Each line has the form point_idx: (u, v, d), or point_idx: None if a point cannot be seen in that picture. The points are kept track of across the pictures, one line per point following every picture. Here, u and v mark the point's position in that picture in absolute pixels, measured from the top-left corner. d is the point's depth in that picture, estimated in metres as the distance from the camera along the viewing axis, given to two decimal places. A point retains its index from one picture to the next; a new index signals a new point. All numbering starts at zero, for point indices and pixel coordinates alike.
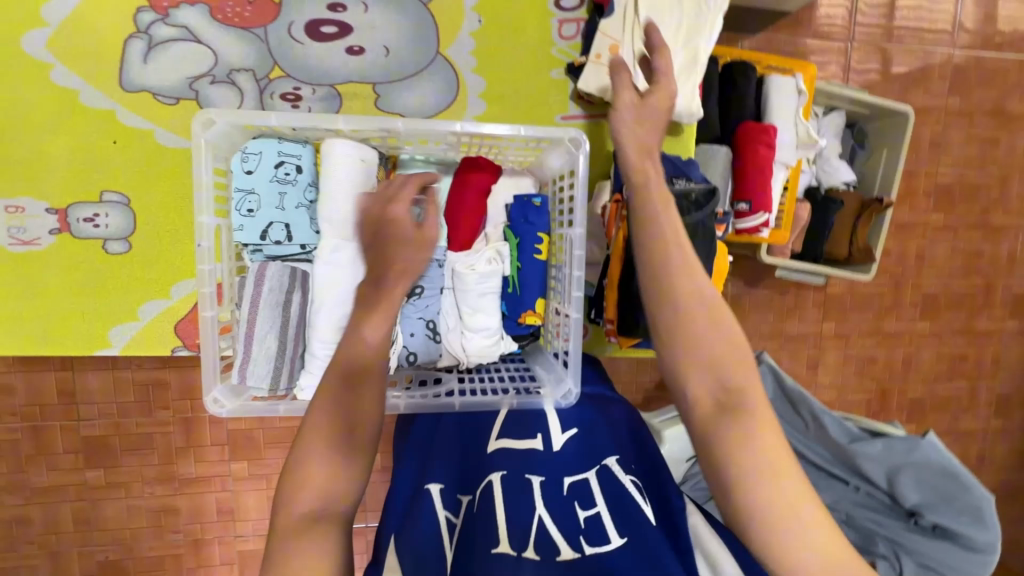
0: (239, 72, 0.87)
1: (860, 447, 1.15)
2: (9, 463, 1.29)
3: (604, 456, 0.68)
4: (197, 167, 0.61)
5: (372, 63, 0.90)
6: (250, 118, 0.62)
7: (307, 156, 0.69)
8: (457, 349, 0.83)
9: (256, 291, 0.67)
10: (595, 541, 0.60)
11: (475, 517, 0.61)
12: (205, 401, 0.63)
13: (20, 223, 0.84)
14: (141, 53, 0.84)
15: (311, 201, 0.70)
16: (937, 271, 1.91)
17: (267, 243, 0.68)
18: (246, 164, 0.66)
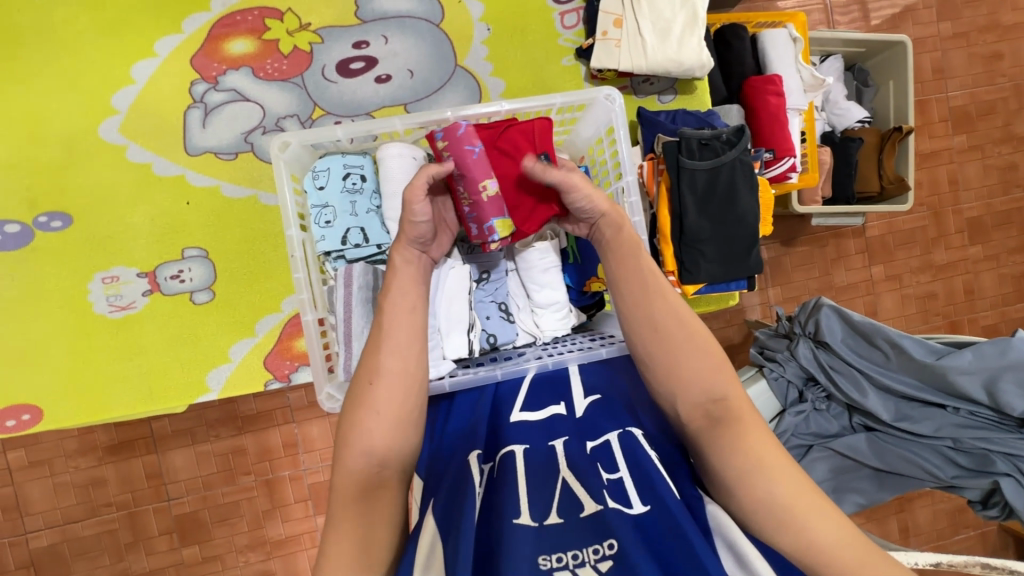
0: (286, 118, 0.96)
1: (950, 361, 1.11)
2: (111, 553, 1.34)
3: (628, 425, 0.64)
4: (280, 186, 0.69)
5: (400, 86, 0.98)
6: (319, 134, 0.70)
7: (368, 166, 0.76)
8: (532, 326, 0.87)
9: (347, 291, 0.71)
10: (618, 499, 0.55)
11: (498, 484, 0.58)
12: (320, 398, 0.68)
13: (117, 290, 0.92)
14: (200, 120, 0.94)
15: (378, 206, 0.76)
16: (975, 192, 1.88)
17: (348, 247, 0.74)
18: (317, 181, 0.73)
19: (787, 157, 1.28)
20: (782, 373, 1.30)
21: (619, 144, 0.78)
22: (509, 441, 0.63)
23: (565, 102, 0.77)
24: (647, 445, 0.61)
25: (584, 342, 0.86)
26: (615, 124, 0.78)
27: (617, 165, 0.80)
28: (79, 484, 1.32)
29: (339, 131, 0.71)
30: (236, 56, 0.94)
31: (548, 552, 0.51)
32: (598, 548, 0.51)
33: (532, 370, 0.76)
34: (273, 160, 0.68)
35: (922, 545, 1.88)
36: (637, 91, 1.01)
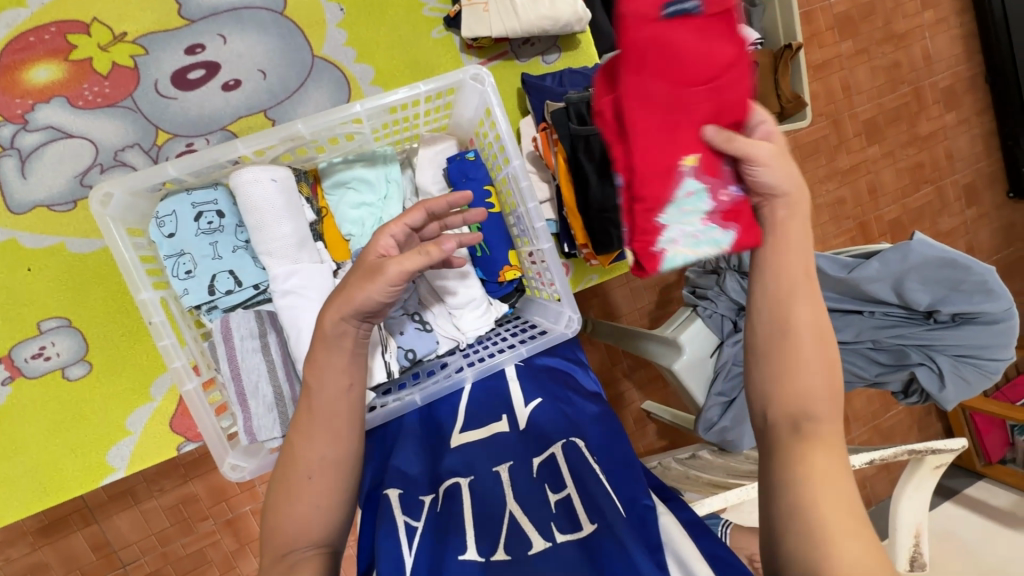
0: (125, 150, 0.82)
1: (860, 274, 1.14)
2: None
3: (572, 434, 0.63)
4: (114, 245, 0.59)
5: (254, 90, 0.86)
6: (147, 176, 0.60)
7: (222, 199, 0.67)
8: (452, 330, 0.82)
9: (229, 347, 0.64)
10: (566, 527, 0.53)
11: (442, 518, 0.57)
12: (224, 470, 0.62)
13: None
14: (17, 170, 0.79)
15: (246, 241, 0.68)
16: (867, 94, 1.95)
17: (219, 296, 0.65)
18: (164, 228, 0.63)
19: None
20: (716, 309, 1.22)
21: (500, 127, 0.71)
22: (450, 470, 0.62)
23: (432, 89, 0.69)
24: (590, 453, 0.61)
25: (509, 336, 0.82)
26: (490, 105, 0.70)
27: (503, 148, 0.74)
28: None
29: (172, 169, 0.61)
30: (42, 86, 0.79)
31: None
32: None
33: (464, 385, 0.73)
34: (95, 217, 0.58)
35: (861, 428, 2.06)
36: (518, 55, 0.94)
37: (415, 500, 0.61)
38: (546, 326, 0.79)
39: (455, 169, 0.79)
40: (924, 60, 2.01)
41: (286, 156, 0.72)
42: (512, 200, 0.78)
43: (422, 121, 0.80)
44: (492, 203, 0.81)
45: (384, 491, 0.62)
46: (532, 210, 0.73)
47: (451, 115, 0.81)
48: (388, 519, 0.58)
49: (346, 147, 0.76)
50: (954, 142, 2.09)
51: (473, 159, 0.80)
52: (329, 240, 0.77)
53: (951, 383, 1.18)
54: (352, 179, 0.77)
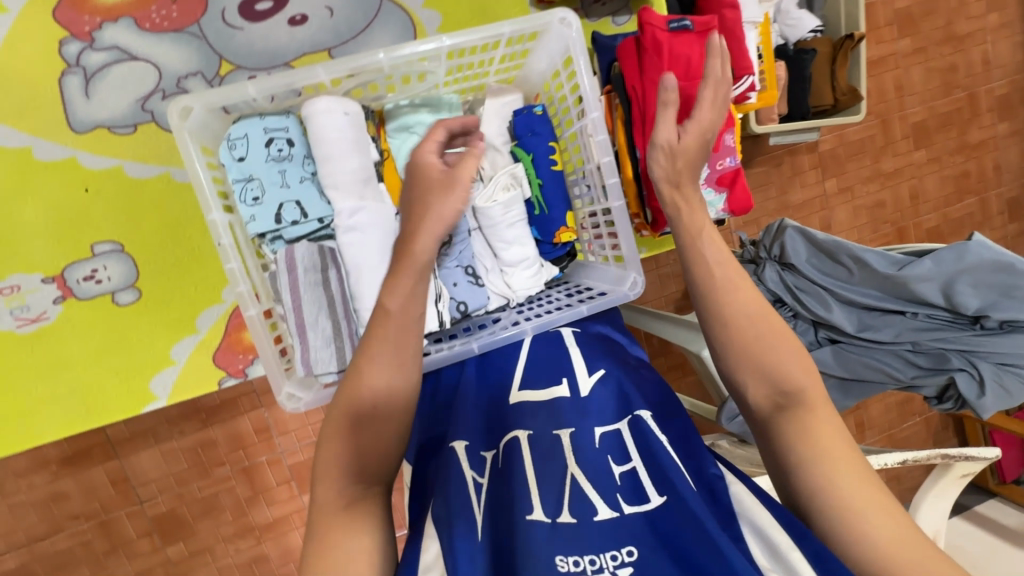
0: (188, 77, 0.81)
1: (911, 270, 1.12)
2: (90, 564, 1.24)
3: (636, 407, 0.59)
4: (188, 162, 0.58)
5: (320, 28, 0.84)
6: (225, 92, 0.59)
7: (293, 127, 0.66)
8: (503, 287, 0.80)
9: (291, 277, 0.63)
10: (633, 499, 0.50)
11: (504, 476, 0.54)
12: (279, 399, 0.62)
13: (21, 301, 0.80)
14: (80, 88, 0.78)
15: (313, 173, 0.67)
16: (920, 96, 1.89)
17: (284, 226, 0.64)
18: (234, 151, 0.62)
19: (746, 76, 1.20)
20: (753, 298, 1.30)
21: (581, 78, 0.68)
22: (514, 425, 0.59)
23: (514, 31, 0.67)
24: (657, 427, 0.57)
25: (560, 298, 0.81)
26: (574, 51, 0.67)
27: (580, 101, 0.71)
28: (35, 502, 1.19)
29: (252, 88, 0.60)
30: (110, 4, 0.78)
31: (565, 553, 0.47)
32: (615, 556, 0.46)
33: (521, 339, 0.72)
34: (173, 130, 0.57)
35: (875, 436, 2.04)
36: (588, 14, 0.91)
37: (478, 456, 0.58)
38: (607, 288, 0.77)
39: (522, 123, 0.79)
40: (983, 65, 1.94)
41: (356, 91, 0.71)
42: (581, 157, 0.77)
43: (493, 69, 0.78)
44: (555, 159, 0.80)
45: (450, 443, 0.60)
46: (605, 165, 0.71)
47: (524, 64, 0.78)
48: (456, 477, 0.55)
49: (415, 89, 0.74)
50: (1004, 153, 2.02)
51: (542, 114, 0.79)
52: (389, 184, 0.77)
53: (992, 392, 1.13)
54: (417, 123, 0.75)
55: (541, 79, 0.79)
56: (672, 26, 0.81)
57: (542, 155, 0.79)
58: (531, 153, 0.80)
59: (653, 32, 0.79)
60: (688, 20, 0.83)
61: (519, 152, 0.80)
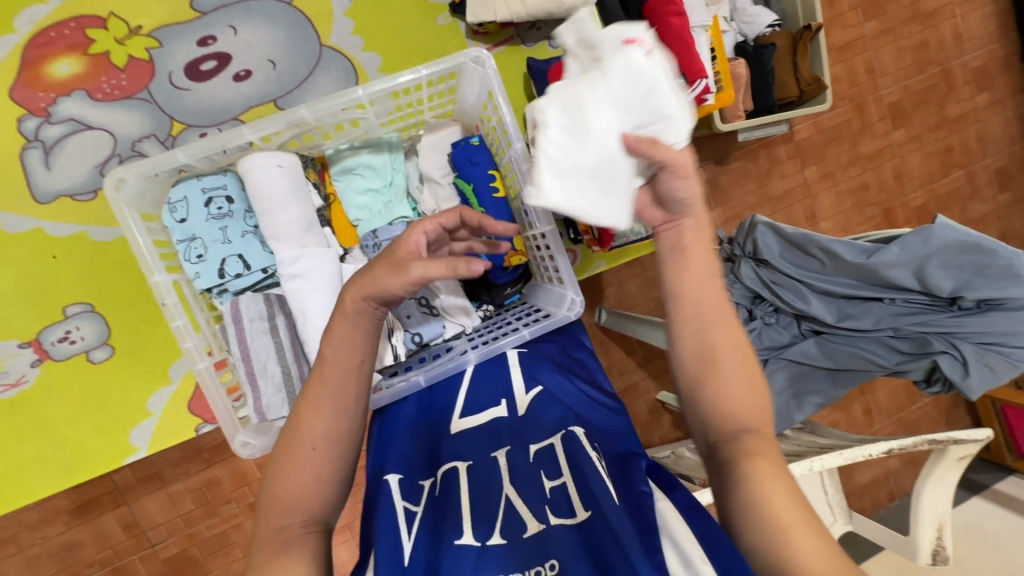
0: (142, 140, 0.85)
1: (879, 258, 1.11)
2: None
3: (571, 424, 0.63)
4: (128, 230, 0.63)
5: (265, 80, 0.88)
6: (157, 162, 0.64)
7: (231, 184, 0.71)
8: (458, 316, 0.83)
9: (238, 328, 0.67)
10: (562, 512, 0.55)
11: (440, 501, 0.59)
12: (237, 449, 0.62)
13: (1, 368, 0.83)
14: (41, 161, 0.82)
15: (254, 227, 0.73)
16: (893, 76, 1.88)
17: (229, 279, 0.70)
18: (176, 213, 0.68)
19: (699, 80, 1.19)
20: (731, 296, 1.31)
21: (501, 105, 0.71)
22: (450, 455, 0.64)
23: (433, 73, 0.71)
24: (589, 444, 0.61)
25: (514, 320, 0.83)
26: (491, 86, 0.71)
27: (506, 129, 0.73)
28: (50, 553, 1.21)
29: (183, 155, 0.64)
30: (62, 79, 0.82)
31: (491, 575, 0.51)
32: (539, 571, 0.50)
33: (469, 364, 0.75)
34: (110, 202, 0.62)
35: (885, 420, 2.01)
36: (524, 40, 0.94)
37: (415, 485, 0.62)
38: (547, 310, 0.80)
39: (460, 155, 0.81)
40: (954, 40, 1.94)
41: (292, 142, 0.75)
42: (517, 185, 0.78)
43: (426, 105, 0.82)
44: (497, 188, 0.81)
45: (384, 477, 0.64)
46: None
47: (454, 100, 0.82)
48: (387, 505, 0.60)
49: (351, 134, 0.80)
50: (986, 125, 2.01)
51: (477, 144, 0.81)
52: (337, 225, 0.82)
53: (977, 372, 1.11)
54: (358, 165, 0.81)
55: (473, 111, 0.83)
56: None
57: (483, 184, 0.81)
58: (471, 184, 0.81)
59: None
60: None
61: (462, 184, 0.82)
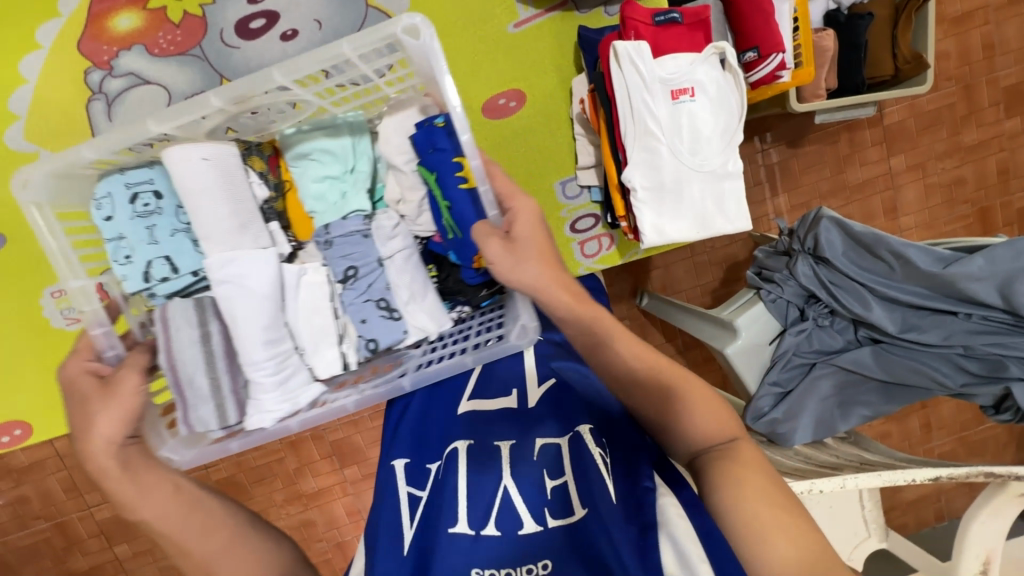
0: (194, 97, 0.88)
1: (958, 268, 0.99)
2: None
3: (577, 423, 0.61)
4: (51, 227, 0.66)
5: (310, 41, 0.87)
6: (72, 162, 0.66)
7: (158, 179, 0.74)
8: (424, 321, 0.86)
9: (167, 337, 0.72)
10: (558, 513, 0.55)
11: (439, 487, 0.61)
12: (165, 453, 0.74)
13: (69, 303, 0.92)
14: (104, 112, 0.87)
15: (186, 224, 0.75)
16: (1016, 55, 1.63)
17: (155, 283, 0.74)
18: (102, 211, 0.72)
19: (775, 54, 1.08)
20: (781, 294, 1.18)
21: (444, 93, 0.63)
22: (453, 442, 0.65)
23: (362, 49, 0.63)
24: (595, 442, 0.59)
25: (473, 338, 0.80)
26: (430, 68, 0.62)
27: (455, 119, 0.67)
28: None
29: (90, 151, 0.65)
30: (124, 34, 0.85)
31: (482, 567, 0.53)
32: (530, 569, 0.52)
33: (405, 386, 0.74)
34: (18, 203, 0.62)
35: (943, 437, 1.86)
36: (578, 6, 0.87)
37: (419, 470, 0.66)
38: (506, 333, 0.72)
39: (422, 141, 0.80)
40: None
41: (239, 126, 0.76)
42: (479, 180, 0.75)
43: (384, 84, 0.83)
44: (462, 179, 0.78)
45: (391, 462, 0.68)
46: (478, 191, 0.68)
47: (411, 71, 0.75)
48: (392, 493, 0.64)
49: (299, 114, 0.84)
50: None
51: (441, 129, 0.78)
52: (293, 218, 0.87)
53: None
54: (313, 151, 0.84)
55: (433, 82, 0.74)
56: (658, 18, 0.77)
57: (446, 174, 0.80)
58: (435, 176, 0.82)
59: (636, 28, 0.76)
60: (676, 12, 0.77)
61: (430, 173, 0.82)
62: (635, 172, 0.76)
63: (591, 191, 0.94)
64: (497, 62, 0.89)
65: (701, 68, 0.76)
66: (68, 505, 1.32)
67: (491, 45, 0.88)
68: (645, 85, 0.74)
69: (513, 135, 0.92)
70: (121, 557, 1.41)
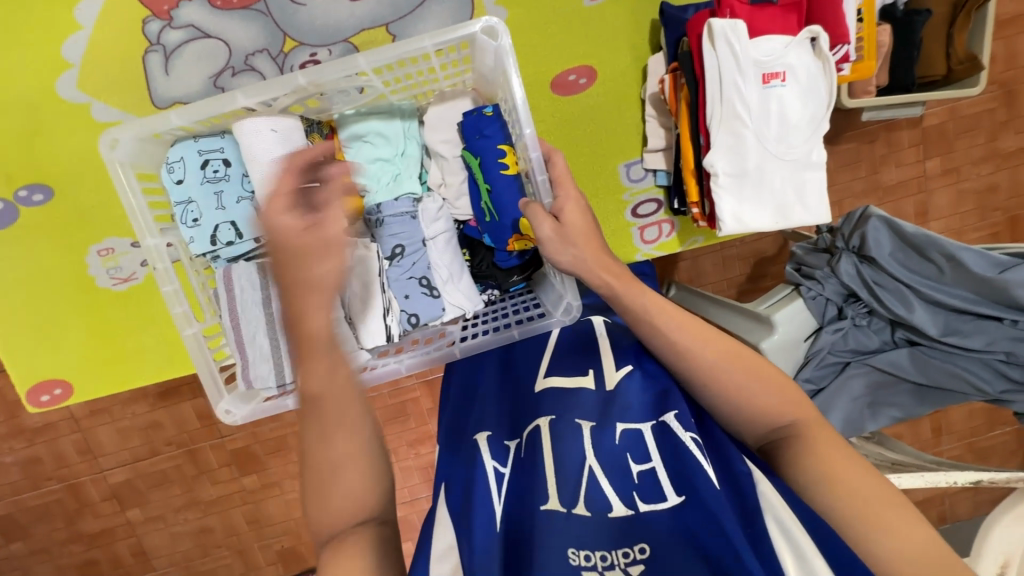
0: (255, 55, 0.84)
1: (1016, 275, 0.88)
2: (181, 484, 1.37)
3: (664, 410, 0.61)
4: (124, 188, 0.67)
5: (377, 1, 0.83)
6: (153, 125, 0.67)
7: (228, 147, 0.74)
8: (461, 300, 0.82)
9: (230, 296, 0.72)
10: (651, 497, 0.54)
11: (526, 463, 0.60)
12: (218, 413, 0.71)
13: (116, 262, 0.90)
14: (161, 66, 0.83)
15: (250, 192, 0.75)
16: None
17: (221, 247, 0.73)
18: (173, 173, 0.72)
19: None
20: (821, 292, 1.03)
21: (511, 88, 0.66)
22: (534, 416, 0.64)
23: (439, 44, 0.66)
24: (683, 429, 0.58)
25: (510, 313, 0.83)
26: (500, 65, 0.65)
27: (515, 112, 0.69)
28: (138, 427, 1.31)
29: (176, 118, 0.67)
30: None
31: (578, 547, 0.51)
32: (628, 552, 0.50)
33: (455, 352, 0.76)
34: (105, 161, 0.66)
35: (954, 441, 1.86)
36: None
37: (500, 445, 0.65)
38: (546, 311, 0.78)
39: (470, 127, 0.77)
40: None
41: (296, 106, 0.74)
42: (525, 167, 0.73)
43: (441, 75, 0.76)
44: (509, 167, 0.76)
45: (476, 434, 0.67)
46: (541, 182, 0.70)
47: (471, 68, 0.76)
48: (478, 466, 0.63)
49: (359, 100, 0.77)
50: None
51: (491, 117, 0.75)
52: None
53: None
54: (367, 132, 0.78)
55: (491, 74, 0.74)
56: None
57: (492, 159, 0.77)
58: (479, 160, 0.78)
59: (731, 7, 0.76)
60: None
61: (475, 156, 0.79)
62: (719, 157, 0.78)
63: (657, 174, 0.93)
64: (571, 38, 0.85)
65: (795, 52, 0.77)
66: (82, 468, 1.29)
67: (563, 17, 0.83)
68: (738, 66, 0.75)
69: (579, 115, 0.89)
70: (133, 522, 1.38)
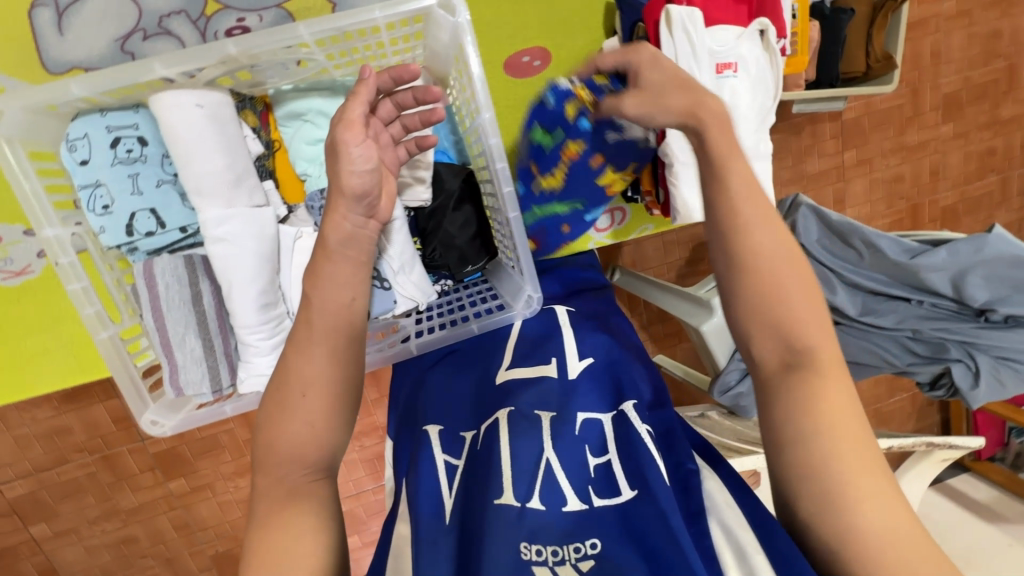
0: (170, 16, 0.74)
1: (923, 260, 0.91)
2: (94, 494, 1.23)
3: (623, 400, 0.60)
4: (13, 168, 0.58)
5: None
6: (48, 95, 0.59)
7: (144, 123, 0.65)
8: (412, 291, 0.78)
9: (153, 293, 0.65)
10: (605, 492, 0.54)
11: (479, 455, 0.59)
12: (144, 423, 0.65)
13: (4, 253, 0.78)
14: (54, 23, 0.71)
15: (173, 175, 0.68)
16: None
17: (139, 238, 0.66)
18: (76, 153, 0.63)
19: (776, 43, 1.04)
20: None
21: (472, 68, 0.63)
22: (495, 407, 0.62)
23: (391, 16, 0.62)
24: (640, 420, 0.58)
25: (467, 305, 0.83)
26: (461, 40, 0.62)
27: (475, 94, 0.66)
28: (39, 435, 1.15)
29: (79, 87, 0.59)
30: None
31: (530, 542, 0.50)
32: (580, 547, 0.50)
33: (412, 346, 0.75)
34: None
35: None
36: None
37: (454, 436, 0.63)
38: (507, 303, 0.78)
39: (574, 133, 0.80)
40: None
41: (226, 78, 0.67)
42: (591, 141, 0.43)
43: (390, 51, 0.70)
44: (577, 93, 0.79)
45: (425, 426, 0.65)
46: (500, 171, 0.69)
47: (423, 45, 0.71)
48: (430, 458, 0.61)
49: (298, 74, 0.70)
50: None
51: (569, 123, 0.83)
52: (281, 179, 0.76)
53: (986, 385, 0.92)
54: (308, 111, 0.73)
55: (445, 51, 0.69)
56: None
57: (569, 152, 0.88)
58: None
59: None
60: None
61: None
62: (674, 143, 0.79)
63: None
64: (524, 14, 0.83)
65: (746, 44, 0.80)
66: None
67: None
68: (694, 53, 0.76)
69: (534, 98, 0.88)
70: (37, 539, 1.24)
